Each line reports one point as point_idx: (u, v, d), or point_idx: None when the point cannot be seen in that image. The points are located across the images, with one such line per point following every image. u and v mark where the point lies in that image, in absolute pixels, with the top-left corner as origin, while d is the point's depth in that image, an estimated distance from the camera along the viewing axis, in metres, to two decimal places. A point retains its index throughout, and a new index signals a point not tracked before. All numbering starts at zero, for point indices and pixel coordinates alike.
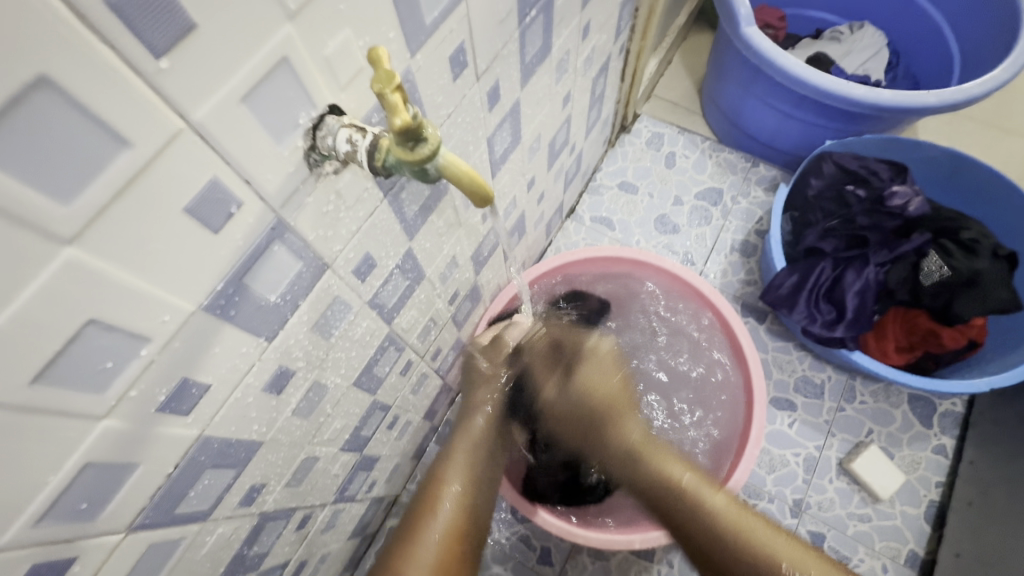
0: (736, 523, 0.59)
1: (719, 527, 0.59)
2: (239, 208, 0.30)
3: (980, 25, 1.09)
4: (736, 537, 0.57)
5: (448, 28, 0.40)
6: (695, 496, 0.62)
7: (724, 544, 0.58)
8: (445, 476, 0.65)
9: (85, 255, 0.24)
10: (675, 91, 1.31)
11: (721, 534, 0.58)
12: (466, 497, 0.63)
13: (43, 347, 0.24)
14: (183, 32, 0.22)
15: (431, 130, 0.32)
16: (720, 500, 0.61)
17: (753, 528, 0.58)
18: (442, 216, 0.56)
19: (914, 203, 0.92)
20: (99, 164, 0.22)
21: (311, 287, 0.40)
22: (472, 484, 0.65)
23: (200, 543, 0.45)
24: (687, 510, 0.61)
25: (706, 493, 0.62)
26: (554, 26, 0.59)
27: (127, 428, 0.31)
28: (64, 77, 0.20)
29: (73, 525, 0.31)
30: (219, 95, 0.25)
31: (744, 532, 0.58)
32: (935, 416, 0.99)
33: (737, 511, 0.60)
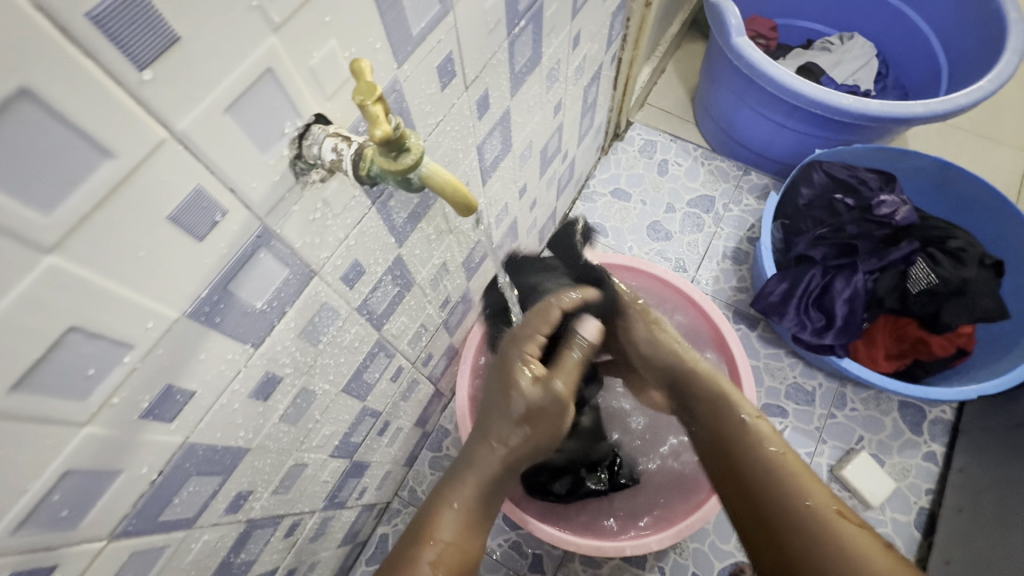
0: (790, 469, 0.54)
1: (771, 468, 0.54)
2: (224, 216, 0.30)
3: (966, 37, 1.10)
4: (787, 485, 0.52)
5: (436, 38, 0.41)
6: (755, 437, 0.57)
7: (771, 487, 0.53)
8: (440, 518, 0.57)
9: (67, 264, 0.24)
10: (668, 100, 1.33)
11: (771, 478, 0.53)
12: (462, 538, 0.57)
13: (24, 355, 0.24)
14: (165, 45, 0.23)
15: (414, 140, 0.32)
16: (779, 448, 0.55)
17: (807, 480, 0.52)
18: (431, 224, 0.57)
19: (902, 211, 0.93)
20: (81, 174, 0.22)
21: (298, 294, 0.40)
22: (468, 527, 0.57)
23: (185, 550, 0.45)
24: (743, 447, 0.57)
25: (767, 437, 0.56)
26: (543, 36, 0.60)
27: (109, 434, 0.31)
28: (46, 89, 0.20)
29: (55, 533, 0.31)
30: (203, 105, 0.26)
31: (799, 481, 0.52)
32: (925, 423, 0.99)
33: (795, 461, 0.55)
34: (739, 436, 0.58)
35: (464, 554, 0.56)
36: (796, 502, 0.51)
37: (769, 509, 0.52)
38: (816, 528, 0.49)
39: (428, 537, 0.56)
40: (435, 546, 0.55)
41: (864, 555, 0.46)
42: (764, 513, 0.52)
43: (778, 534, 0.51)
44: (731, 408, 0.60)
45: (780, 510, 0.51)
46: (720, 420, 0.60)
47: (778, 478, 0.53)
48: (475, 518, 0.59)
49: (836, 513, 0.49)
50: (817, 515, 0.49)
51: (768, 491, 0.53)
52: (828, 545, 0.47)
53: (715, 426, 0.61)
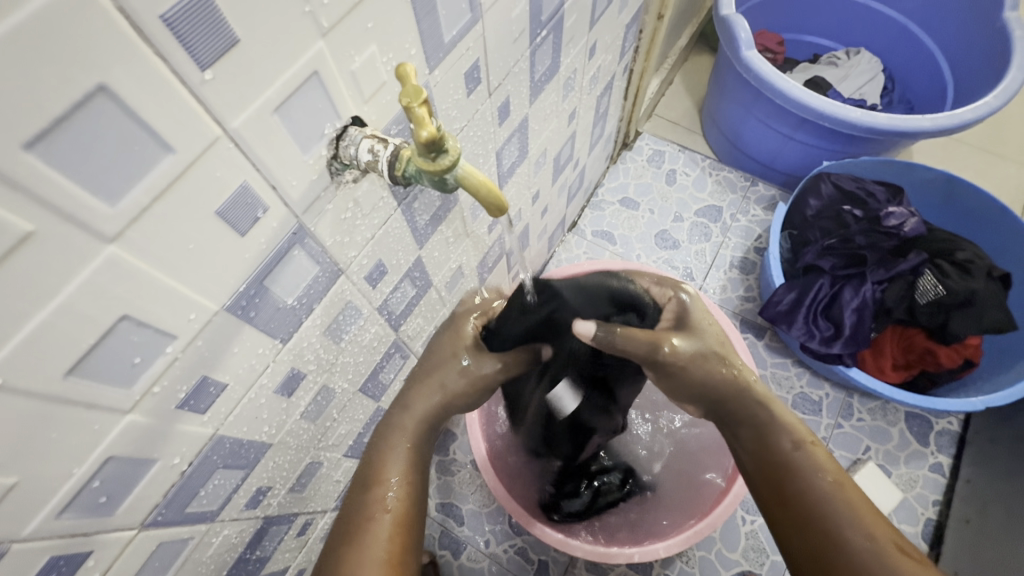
0: (844, 498, 0.46)
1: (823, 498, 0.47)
2: (265, 213, 0.32)
3: (970, 53, 1.12)
4: (844, 516, 0.45)
5: (465, 46, 0.42)
6: (808, 464, 0.49)
7: (829, 515, 0.45)
8: (386, 461, 0.50)
9: (125, 254, 0.25)
10: (676, 111, 1.34)
11: (825, 506, 0.46)
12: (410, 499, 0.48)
13: (79, 340, 0.25)
14: (226, 46, 0.24)
15: (452, 142, 0.33)
16: (834, 475, 0.48)
17: (866, 511, 0.45)
18: (451, 227, 0.58)
19: (911, 223, 0.95)
20: (144, 167, 0.23)
21: (325, 291, 0.41)
22: (418, 472, 0.51)
23: (206, 544, 0.45)
24: (791, 473, 0.49)
25: (822, 466, 0.49)
26: (562, 46, 0.61)
27: (149, 422, 0.32)
28: (119, 85, 0.21)
29: (92, 519, 0.32)
30: (254, 105, 0.27)
31: (856, 511, 0.45)
32: (932, 434, 1.00)
33: (851, 492, 0.47)
34: (790, 462, 0.50)
35: (412, 512, 0.48)
36: (855, 533, 0.44)
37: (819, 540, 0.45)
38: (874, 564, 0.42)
39: (376, 483, 0.48)
40: (381, 496, 0.47)
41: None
42: (817, 542, 0.45)
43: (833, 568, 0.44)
44: (778, 428, 0.52)
45: (836, 539, 0.44)
46: (763, 445, 0.52)
47: (834, 506, 0.46)
48: (419, 478, 0.51)
49: (896, 548, 0.43)
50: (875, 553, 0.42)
51: (817, 522, 0.46)
52: None
53: (757, 450, 0.52)
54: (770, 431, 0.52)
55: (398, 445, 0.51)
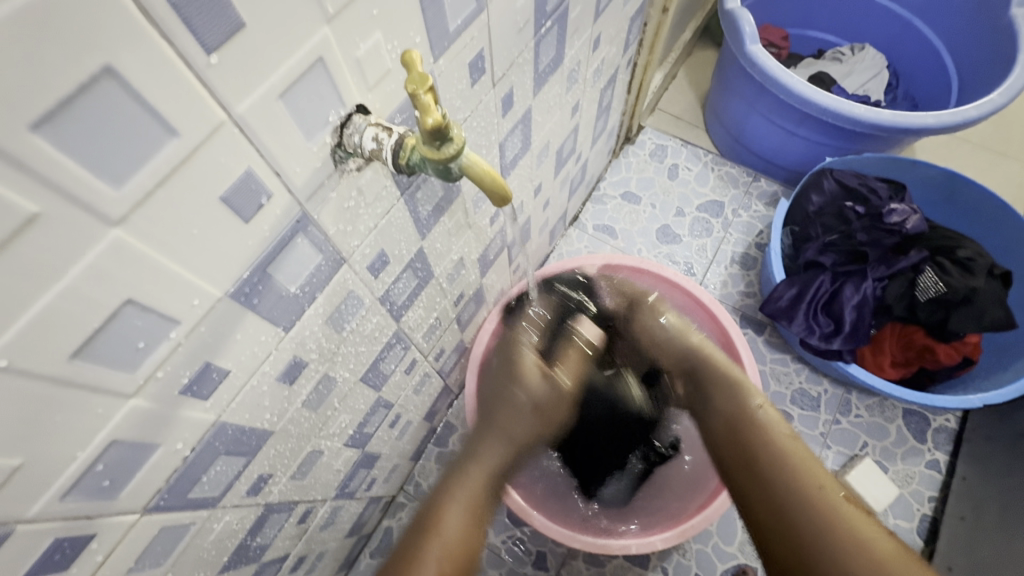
0: (800, 465, 0.50)
1: (788, 463, 0.50)
2: (269, 199, 0.31)
3: (976, 50, 1.12)
4: (805, 481, 0.48)
5: (470, 35, 0.42)
6: (767, 426, 0.54)
7: (792, 493, 0.48)
8: (449, 509, 0.53)
9: (130, 238, 0.25)
10: (679, 106, 1.34)
11: (782, 466, 0.50)
12: None
13: (86, 322, 0.25)
14: (231, 30, 0.24)
15: (457, 130, 0.33)
16: (790, 438, 0.53)
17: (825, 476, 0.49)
18: (452, 218, 0.58)
19: (912, 220, 0.94)
20: (149, 150, 0.23)
21: (327, 280, 0.41)
22: None
23: (208, 530, 0.46)
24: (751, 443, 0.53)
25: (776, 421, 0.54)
26: (567, 37, 0.61)
27: (152, 407, 0.32)
28: (126, 67, 0.21)
29: (96, 502, 0.32)
30: (260, 90, 0.27)
31: (814, 476, 0.49)
32: (929, 431, 1.00)
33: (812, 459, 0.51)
34: (761, 437, 0.53)
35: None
36: (807, 500, 0.47)
37: (789, 505, 0.48)
38: (828, 524, 0.45)
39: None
40: (439, 541, 0.50)
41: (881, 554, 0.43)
42: (773, 510, 0.49)
43: (785, 521, 0.48)
44: (743, 398, 0.57)
45: (790, 495, 0.48)
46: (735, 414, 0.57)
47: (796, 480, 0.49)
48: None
49: (851, 510, 0.46)
50: (834, 515, 0.46)
51: (781, 486, 0.49)
52: (853, 546, 0.44)
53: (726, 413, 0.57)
54: (738, 399, 0.58)
55: (464, 498, 0.54)
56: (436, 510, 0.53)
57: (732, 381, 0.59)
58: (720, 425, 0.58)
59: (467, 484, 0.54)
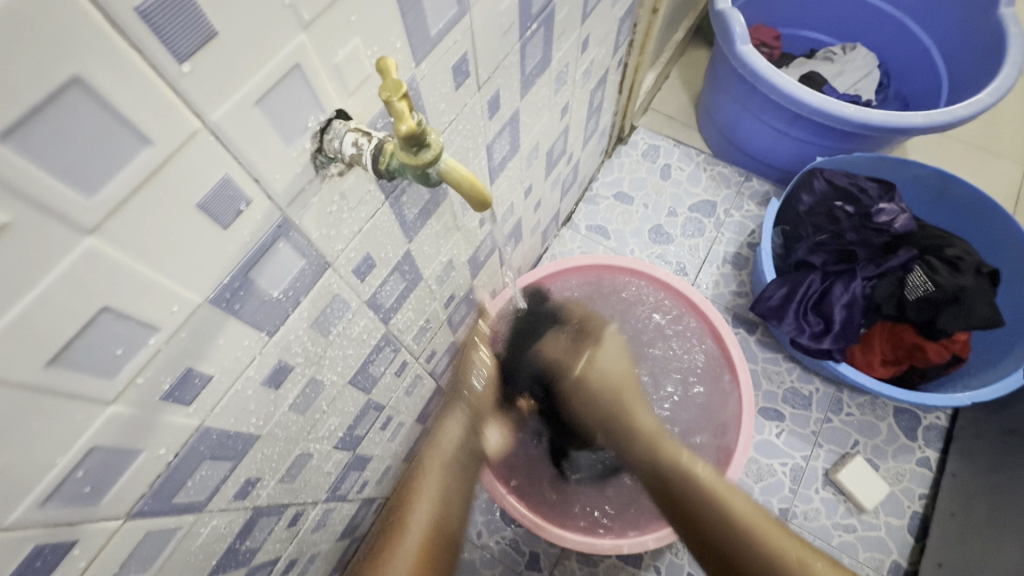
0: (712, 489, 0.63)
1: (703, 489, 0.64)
2: (248, 205, 0.32)
3: (965, 49, 1.12)
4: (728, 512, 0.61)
5: (452, 39, 0.42)
6: (687, 465, 0.66)
7: (711, 517, 0.61)
8: (421, 489, 0.67)
9: (105, 246, 0.25)
10: (672, 106, 1.34)
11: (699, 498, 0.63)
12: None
13: (61, 330, 0.25)
14: (203, 39, 0.24)
15: (434, 136, 0.33)
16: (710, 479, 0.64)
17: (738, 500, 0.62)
18: (440, 221, 0.58)
19: (901, 219, 0.95)
20: (121, 158, 0.24)
21: (312, 284, 0.41)
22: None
23: (195, 534, 0.46)
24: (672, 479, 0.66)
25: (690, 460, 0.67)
26: (554, 40, 0.61)
27: (132, 413, 0.32)
28: (94, 77, 0.21)
29: (78, 508, 0.32)
30: (235, 97, 0.27)
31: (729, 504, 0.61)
32: (920, 429, 1.01)
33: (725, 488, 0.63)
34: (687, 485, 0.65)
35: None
36: (721, 515, 0.61)
37: (711, 529, 0.61)
38: (740, 535, 0.59)
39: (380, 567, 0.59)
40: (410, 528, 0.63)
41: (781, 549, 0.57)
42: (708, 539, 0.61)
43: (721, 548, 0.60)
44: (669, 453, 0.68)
45: (718, 528, 0.60)
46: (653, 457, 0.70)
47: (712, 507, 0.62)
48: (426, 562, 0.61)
49: (758, 518, 0.60)
50: (743, 524, 0.59)
51: (703, 511, 0.62)
52: (762, 547, 0.57)
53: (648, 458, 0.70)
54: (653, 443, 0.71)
55: (422, 495, 0.67)
56: (403, 509, 0.65)
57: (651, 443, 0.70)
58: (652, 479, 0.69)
59: (430, 466, 0.70)
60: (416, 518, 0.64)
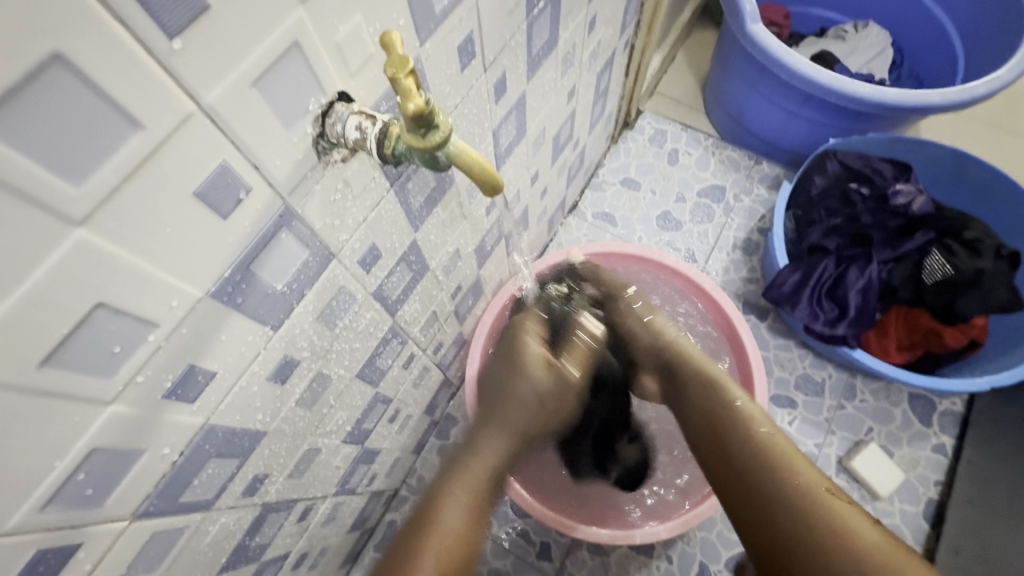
0: (777, 451, 0.52)
1: (764, 452, 0.52)
2: (248, 194, 0.30)
3: (984, 25, 1.09)
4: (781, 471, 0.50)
5: (458, 17, 0.40)
6: (747, 418, 0.56)
7: (771, 477, 0.50)
8: (446, 502, 0.52)
9: (96, 238, 0.23)
10: (679, 89, 1.31)
11: (757, 457, 0.52)
12: None
13: (53, 329, 0.24)
14: (195, 13, 0.22)
15: (443, 117, 0.31)
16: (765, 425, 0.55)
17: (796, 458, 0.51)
18: (446, 209, 0.56)
19: (918, 201, 0.92)
20: (111, 144, 0.22)
21: (316, 276, 0.40)
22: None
23: (204, 532, 0.45)
24: (728, 429, 0.56)
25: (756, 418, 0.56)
26: (561, 19, 0.59)
27: (133, 413, 0.31)
28: (77, 55, 0.19)
29: (80, 511, 0.31)
30: (231, 77, 0.25)
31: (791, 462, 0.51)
32: (935, 415, 0.99)
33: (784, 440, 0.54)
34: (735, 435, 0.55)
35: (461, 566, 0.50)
36: (783, 481, 0.50)
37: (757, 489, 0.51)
38: (804, 512, 0.47)
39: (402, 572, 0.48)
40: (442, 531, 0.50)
41: (854, 533, 0.44)
42: (753, 495, 0.51)
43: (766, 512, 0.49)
44: (721, 395, 0.60)
45: (767, 490, 0.50)
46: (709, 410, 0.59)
47: (771, 468, 0.51)
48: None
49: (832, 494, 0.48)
50: (807, 497, 0.48)
51: (756, 469, 0.52)
52: (829, 525, 0.45)
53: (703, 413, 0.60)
54: (712, 394, 0.60)
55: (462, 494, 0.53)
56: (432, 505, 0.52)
57: (705, 386, 0.62)
58: (700, 430, 0.59)
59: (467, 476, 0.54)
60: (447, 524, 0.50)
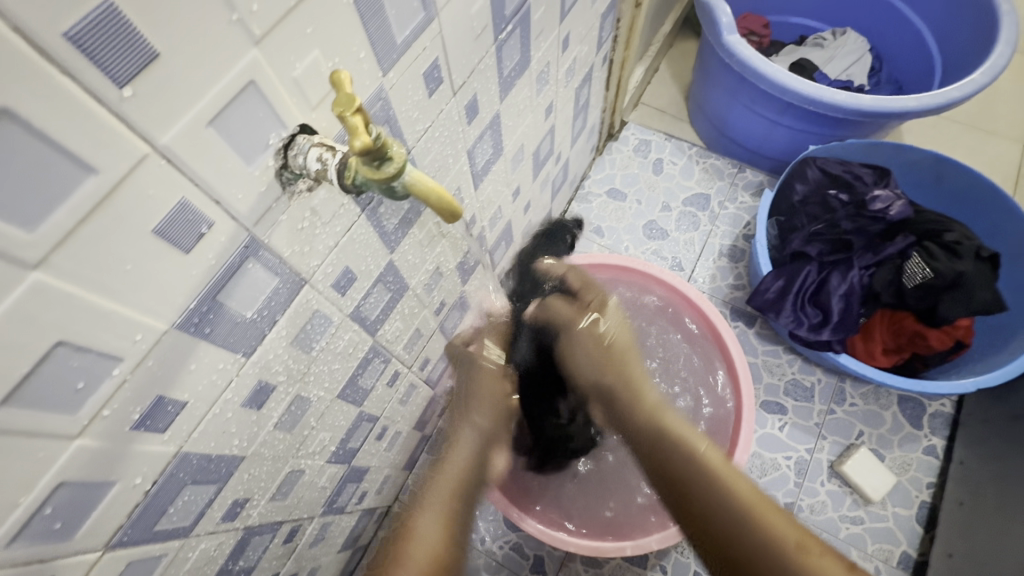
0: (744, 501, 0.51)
1: (734, 505, 0.51)
2: (210, 228, 0.31)
3: (958, 30, 1.11)
4: (754, 526, 0.49)
5: (421, 46, 0.41)
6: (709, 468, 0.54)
7: (743, 531, 0.49)
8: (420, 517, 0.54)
9: (53, 279, 0.24)
10: (662, 99, 1.33)
11: (740, 514, 0.50)
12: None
13: (13, 369, 0.24)
14: (145, 61, 0.23)
15: (396, 148, 0.33)
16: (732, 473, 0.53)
17: (769, 513, 0.50)
18: (423, 228, 0.57)
19: (896, 206, 0.93)
20: (66, 190, 0.23)
21: (288, 302, 0.41)
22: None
23: (183, 558, 0.45)
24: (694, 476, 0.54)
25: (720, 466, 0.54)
26: (531, 39, 0.60)
27: (100, 446, 0.31)
28: (25, 109, 0.20)
29: (50, 544, 0.31)
30: (185, 119, 0.26)
31: (763, 518, 0.49)
32: (925, 417, 0.99)
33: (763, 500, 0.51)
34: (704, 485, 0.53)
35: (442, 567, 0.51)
36: (757, 533, 0.49)
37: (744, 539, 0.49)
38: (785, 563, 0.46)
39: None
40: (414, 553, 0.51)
41: None
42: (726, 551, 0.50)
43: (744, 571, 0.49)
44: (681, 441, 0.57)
45: (745, 545, 0.49)
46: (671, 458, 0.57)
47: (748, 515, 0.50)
48: None
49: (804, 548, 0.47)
50: (783, 549, 0.47)
51: (733, 520, 0.50)
52: None
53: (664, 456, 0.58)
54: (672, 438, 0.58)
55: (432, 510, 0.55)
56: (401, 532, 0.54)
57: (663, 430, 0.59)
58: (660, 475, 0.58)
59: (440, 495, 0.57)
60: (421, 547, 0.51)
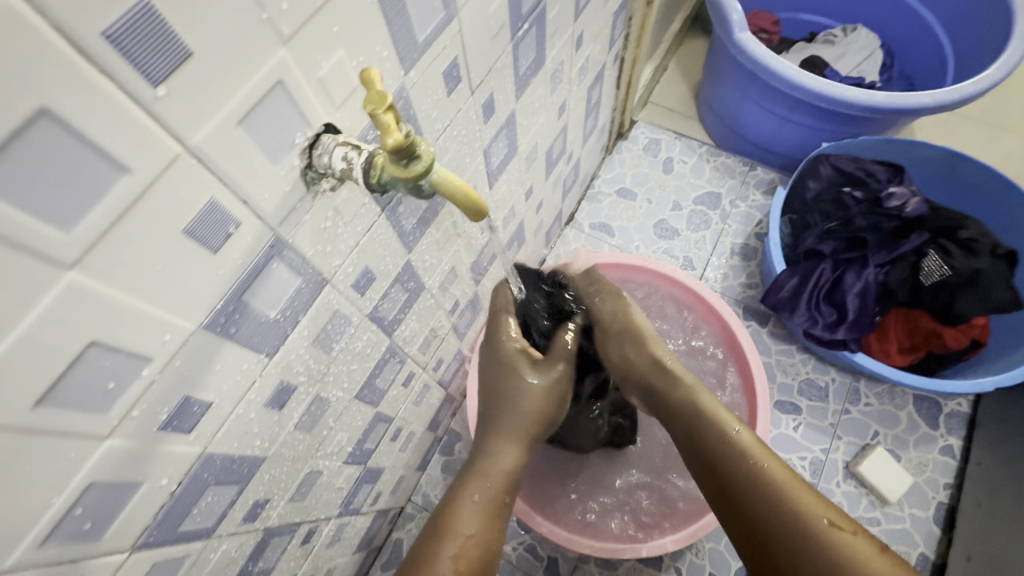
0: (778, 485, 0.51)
1: (767, 487, 0.51)
2: (238, 228, 0.31)
3: (971, 25, 1.10)
4: (785, 508, 0.50)
5: (441, 45, 0.41)
6: (743, 450, 0.54)
7: (775, 515, 0.50)
8: (461, 505, 0.53)
9: (87, 279, 0.24)
10: (671, 98, 1.32)
11: (774, 501, 0.50)
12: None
13: (47, 370, 0.24)
14: (178, 61, 0.23)
15: (424, 147, 0.33)
16: (770, 461, 0.53)
17: (799, 494, 0.50)
18: (439, 229, 0.57)
19: (912, 203, 0.92)
20: (100, 189, 0.23)
21: (310, 303, 0.40)
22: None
23: (205, 560, 0.45)
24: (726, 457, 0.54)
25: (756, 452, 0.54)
26: (547, 38, 0.60)
27: (129, 447, 0.31)
28: (63, 109, 0.20)
29: (79, 545, 0.32)
30: (217, 118, 0.26)
31: (786, 489, 0.51)
32: (942, 417, 0.98)
33: (787, 474, 0.52)
34: (738, 468, 0.53)
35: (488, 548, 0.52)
36: (788, 515, 0.49)
37: (777, 523, 0.50)
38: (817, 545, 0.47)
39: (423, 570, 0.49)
40: (457, 539, 0.50)
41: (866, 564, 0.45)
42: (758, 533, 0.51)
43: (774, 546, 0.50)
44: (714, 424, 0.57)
45: (778, 529, 0.49)
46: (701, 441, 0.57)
47: (780, 497, 0.50)
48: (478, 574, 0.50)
49: (836, 528, 0.48)
50: (815, 530, 0.48)
51: (767, 504, 0.50)
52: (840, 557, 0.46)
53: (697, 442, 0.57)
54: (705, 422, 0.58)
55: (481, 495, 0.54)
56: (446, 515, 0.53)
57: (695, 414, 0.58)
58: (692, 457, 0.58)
59: (485, 483, 0.55)
60: (459, 527, 0.52)
